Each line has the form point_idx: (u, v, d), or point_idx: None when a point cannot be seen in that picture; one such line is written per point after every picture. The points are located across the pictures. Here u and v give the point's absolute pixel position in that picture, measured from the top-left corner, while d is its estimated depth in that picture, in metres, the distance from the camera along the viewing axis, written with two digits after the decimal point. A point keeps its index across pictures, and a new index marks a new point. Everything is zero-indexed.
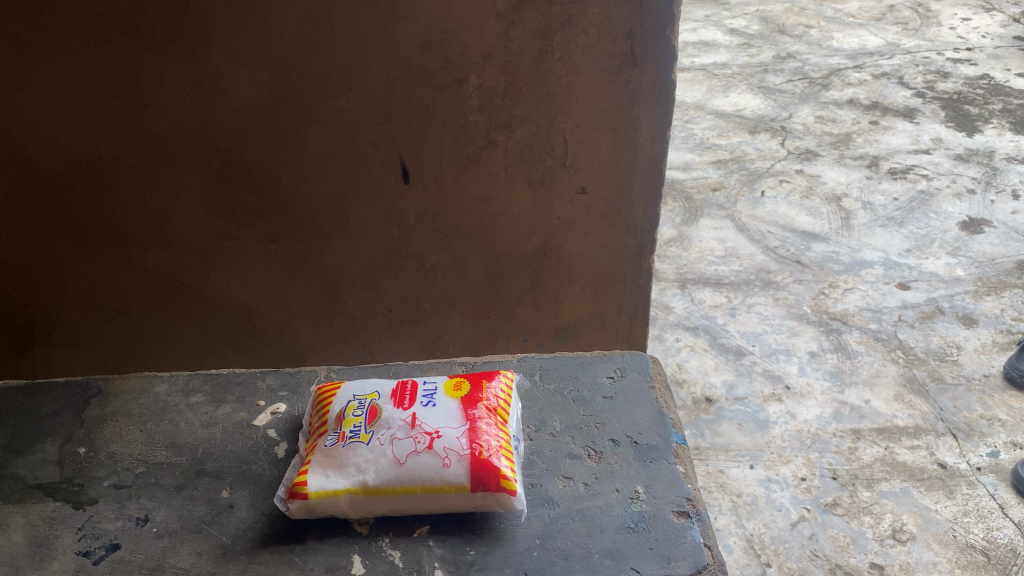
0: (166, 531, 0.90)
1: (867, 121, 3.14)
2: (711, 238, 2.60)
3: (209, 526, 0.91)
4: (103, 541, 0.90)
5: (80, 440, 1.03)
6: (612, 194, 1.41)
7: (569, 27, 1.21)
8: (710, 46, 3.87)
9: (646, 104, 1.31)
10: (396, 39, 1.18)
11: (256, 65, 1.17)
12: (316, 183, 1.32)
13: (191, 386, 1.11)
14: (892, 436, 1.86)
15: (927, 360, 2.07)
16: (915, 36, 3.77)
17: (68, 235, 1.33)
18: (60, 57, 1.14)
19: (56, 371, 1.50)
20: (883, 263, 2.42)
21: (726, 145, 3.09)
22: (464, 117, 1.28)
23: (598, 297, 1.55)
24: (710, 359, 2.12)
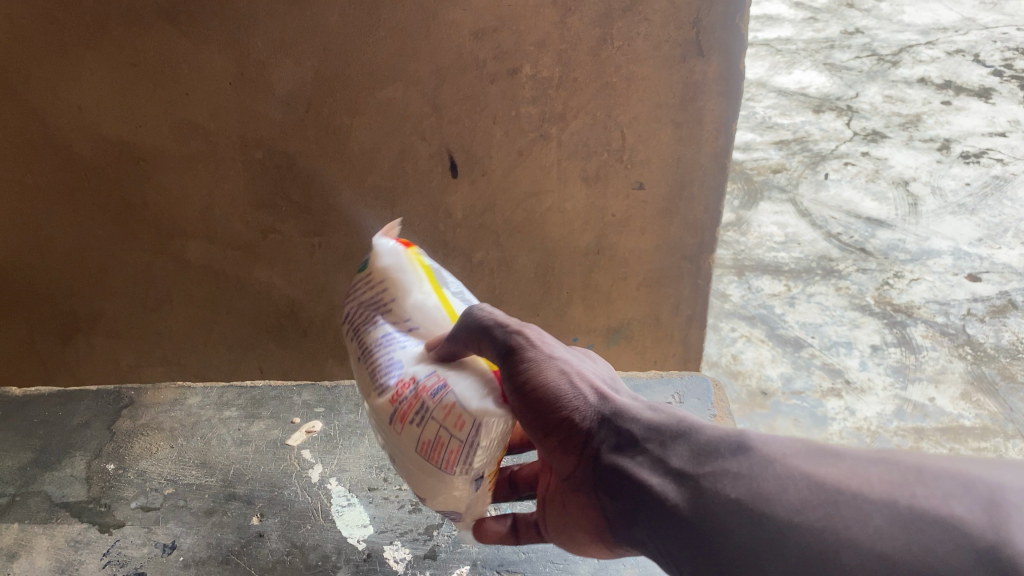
0: (193, 561, 0.92)
1: (938, 102, 2.97)
2: (771, 223, 2.48)
3: (238, 557, 0.92)
4: (128, 569, 0.91)
5: (108, 457, 1.08)
6: (672, 191, 1.33)
7: (632, 14, 1.12)
8: (773, 21, 3.72)
9: (712, 96, 1.22)
10: (446, 25, 1.11)
11: (301, 54, 1.12)
12: (361, 177, 1.26)
13: (225, 399, 1.19)
14: (959, 436, 1.75)
15: (997, 357, 1.95)
16: (992, 10, 3.56)
17: (110, 226, 1.31)
18: (100, 45, 1.10)
19: (99, 359, 1.50)
20: (953, 252, 2.28)
21: (789, 124, 2.96)
22: (517, 108, 1.21)
23: (653, 297, 1.48)
24: (768, 351, 2.02)
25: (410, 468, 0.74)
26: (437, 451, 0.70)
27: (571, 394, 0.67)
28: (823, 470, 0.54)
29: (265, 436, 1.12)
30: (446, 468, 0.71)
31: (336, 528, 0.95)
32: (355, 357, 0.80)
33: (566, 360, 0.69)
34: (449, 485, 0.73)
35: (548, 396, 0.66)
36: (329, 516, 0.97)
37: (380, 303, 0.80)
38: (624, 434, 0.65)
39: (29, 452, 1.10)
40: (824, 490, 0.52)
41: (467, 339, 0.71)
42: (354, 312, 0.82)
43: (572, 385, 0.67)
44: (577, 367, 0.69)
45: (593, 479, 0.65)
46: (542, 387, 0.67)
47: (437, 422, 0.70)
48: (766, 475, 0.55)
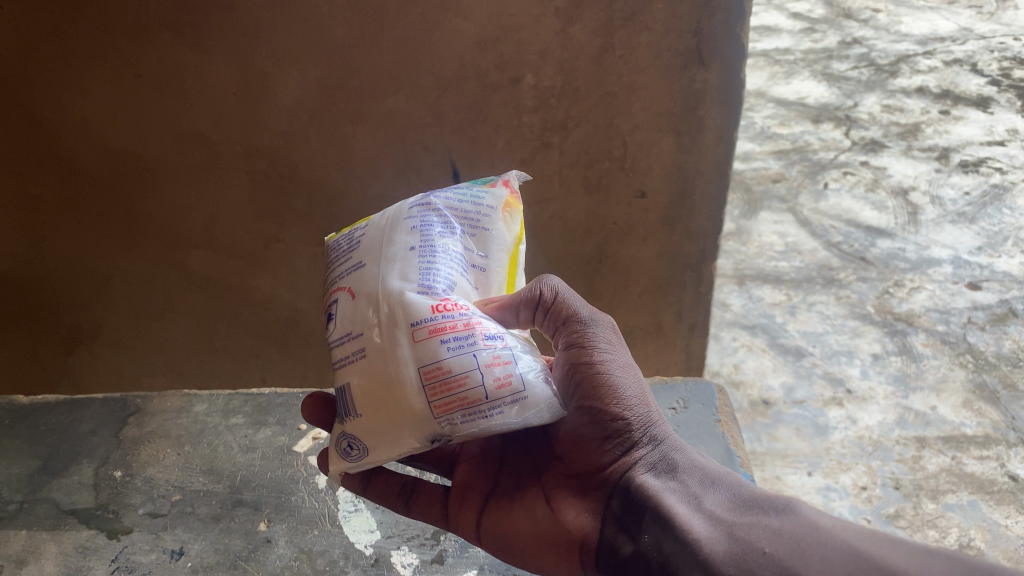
0: (200, 566, 0.98)
1: (937, 111, 2.98)
2: (771, 233, 2.49)
3: (245, 562, 0.99)
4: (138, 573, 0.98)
5: (116, 464, 1.14)
6: (674, 199, 1.33)
7: (632, 24, 1.12)
8: (772, 32, 3.74)
9: (713, 104, 1.22)
10: (447, 35, 1.12)
11: (304, 64, 1.13)
12: (364, 185, 1.27)
13: (232, 406, 1.25)
14: (960, 445, 1.75)
15: (998, 366, 1.96)
16: (990, 20, 3.58)
17: (113, 237, 1.32)
18: (105, 56, 1.10)
19: (102, 369, 1.51)
20: (952, 261, 2.29)
21: (788, 134, 2.97)
22: (519, 117, 1.21)
23: (655, 305, 1.49)
24: (769, 360, 2.02)
25: (376, 368, 0.68)
26: (447, 384, 0.66)
27: (634, 408, 0.77)
28: (870, 544, 0.60)
29: (270, 443, 1.17)
30: (435, 405, 0.66)
31: (344, 534, 1.01)
32: (403, 223, 0.77)
33: (638, 377, 0.79)
34: (402, 426, 0.67)
35: (616, 401, 0.76)
36: (336, 520, 1.03)
37: (472, 217, 0.81)
38: (662, 461, 0.76)
39: (35, 460, 1.16)
40: (864, 562, 0.58)
41: (542, 311, 0.78)
42: (440, 198, 0.81)
43: (638, 402, 0.77)
44: (644, 390, 0.79)
45: (619, 486, 0.75)
46: (615, 390, 0.76)
47: (477, 367, 0.66)
48: (812, 539, 0.62)
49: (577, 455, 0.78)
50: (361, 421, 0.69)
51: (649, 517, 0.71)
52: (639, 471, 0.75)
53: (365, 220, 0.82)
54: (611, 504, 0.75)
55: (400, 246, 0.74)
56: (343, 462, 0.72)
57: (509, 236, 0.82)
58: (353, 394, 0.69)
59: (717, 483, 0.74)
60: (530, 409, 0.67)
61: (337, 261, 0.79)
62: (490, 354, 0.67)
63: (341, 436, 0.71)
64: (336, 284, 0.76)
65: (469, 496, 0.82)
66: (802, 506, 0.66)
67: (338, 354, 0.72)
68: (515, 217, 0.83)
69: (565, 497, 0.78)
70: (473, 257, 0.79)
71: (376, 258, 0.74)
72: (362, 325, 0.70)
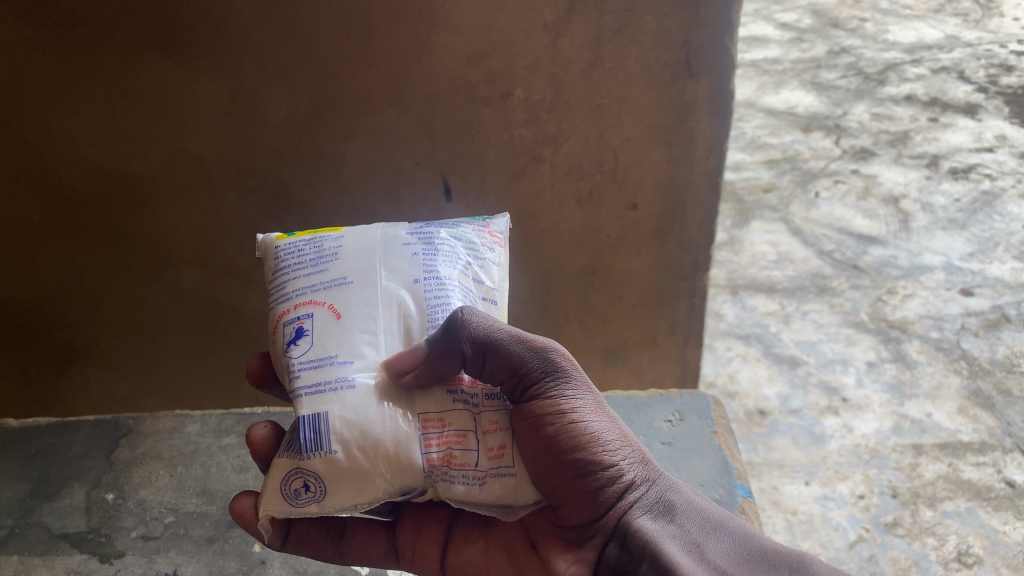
0: None
1: (926, 118, 3.00)
2: (763, 242, 2.50)
3: None
4: None
5: (108, 487, 1.14)
6: (666, 210, 1.33)
7: (621, 36, 1.13)
8: (760, 42, 3.76)
9: (703, 116, 1.22)
10: (436, 51, 1.12)
11: (293, 81, 1.13)
12: (355, 204, 1.27)
13: (224, 426, 1.26)
14: (956, 452, 1.75)
15: (992, 371, 1.96)
16: (975, 28, 3.61)
17: (104, 258, 1.31)
18: (92, 77, 1.10)
19: (93, 392, 1.50)
20: (944, 267, 2.30)
21: (778, 144, 2.98)
22: (509, 132, 1.21)
23: (649, 317, 1.49)
24: (764, 369, 2.02)
25: (361, 412, 0.73)
26: (445, 440, 0.75)
27: (616, 453, 0.79)
28: None
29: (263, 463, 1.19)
30: (431, 457, 0.74)
31: None
32: (403, 250, 0.84)
33: (610, 417, 0.80)
34: (383, 474, 0.73)
35: (599, 450, 0.78)
36: None
37: (473, 251, 0.89)
38: (656, 503, 0.80)
39: (27, 484, 1.15)
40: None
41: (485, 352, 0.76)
42: (437, 229, 0.88)
43: (619, 444, 0.79)
44: (622, 429, 0.81)
45: (615, 534, 0.79)
46: (595, 439, 0.78)
47: (476, 430, 0.77)
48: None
49: (568, 507, 0.80)
50: (334, 463, 0.72)
51: (650, 566, 0.76)
52: (636, 516, 0.78)
53: (336, 232, 0.86)
54: (607, 551, 0.79)
55: (404, 276, 0.82)
56: (286, 503, 0.74)
57: (503, 270, 0.91)
58: (329, 431, 0.72)
59: (717, 527, 0.78)
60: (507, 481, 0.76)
61: (303, 267, 0.82)
62: (488, 420, 0.78)
63: (294, 473, 0.73)
64: (307, 297, 0.80)
65: (429, 526, 0.87)
66: (816, 567, 0.72)
67: (306, 380, 0.75)
68: (503, 256, 0.92)
69: (555, 548, 0.82)
70: (479, 288, 0.86)
71: (367, 282, 0.80)
72: (352, 353, 0.76)
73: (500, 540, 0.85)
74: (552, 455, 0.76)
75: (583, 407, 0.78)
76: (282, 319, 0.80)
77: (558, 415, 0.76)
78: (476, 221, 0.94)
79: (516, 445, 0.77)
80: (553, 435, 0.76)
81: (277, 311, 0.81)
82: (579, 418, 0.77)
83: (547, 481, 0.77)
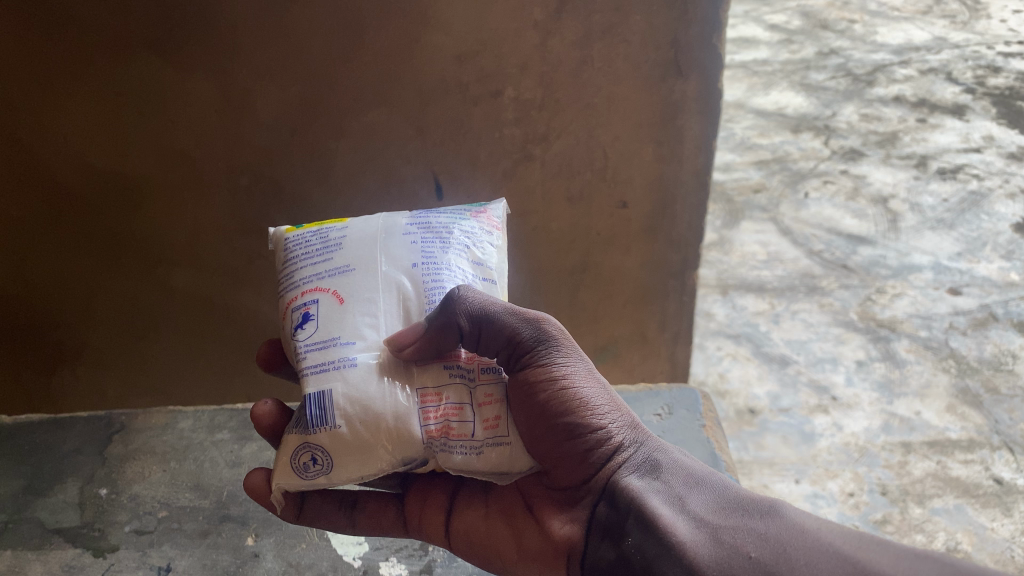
0: None
1: (914, 119, 3.02)
2: (753, 242, 2.51)
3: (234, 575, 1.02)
4: None
5: (101, 482, 1.17)
6: (656, 208, 1.34)
7: (611, 35, 1.14)
8: (750, 43, 3.78)
9: (692, 114, 1.23)
10: (427, 50, 1.13)
11: (284, 79, 1.13)
12: (345, 202, 1.27)
13: (217, 422, 1.28)
14: (945, 449, 1.77)
15: (980, 370, 1.98)
16: (964, 30, 3.64)
17: (95, 256, 1.31)
18: (83, 75, 1.10)
19: (83, 392, 1.51)
20: (933, 267, 2.32)
21: (768, 144, 3.00)
22: (500, 130, 1.22)
23: (640, 315, 1.50)
24: (754, 368, 2.03)
25: (363, 388, 0.76)
26: (443, 413, 0.77)
27: (605, 417, 0.80)
28: (853, 548, 0.65)
29: (256, 458, 1.21)
30: (429, 429, 0.76)
31: (332, 547, 1.05)
32: (402, 238, 0.86)
33: (601, 384, 0.82)
34: (385, 446, 0.75)
35: (588, 415, 0.79)
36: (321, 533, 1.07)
37: (471, 236, 0.90)
38: (644, 463, 0.81)
39: (21, 480, 1.17)
40: (849, 566, 0.64)
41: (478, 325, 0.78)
42: (435, 216, 0.90)
43: (608, 409, 0.81)
44: (612, 395, 0.83)
45: (604, 493, 0.80)
46: (585, 404, 0.79)
47: (472, 403, 0.79)
48: (796, 544, 0.67)
49: (559, 468, 0.82)
50: (338, 436, 0.75)
51: (633, 520, 0.76)
52: (623, 476, 0.79)
53: (341, 223, 0.89)
54: (597, 510, 0.80)
55: (403, 262, 0.84)
56: (295, 476, 0.77)
57: (501, 254, 0.92)
58: (333, 407, 0.75)
59: (700, 482, 0.78)
60: (506, 451, 0.78)
61: (310, 257, 0.85)
62: (484, 393, 0.80)
63: (302, 448, 0.76)
64: (311, 285, 0.82)
65: (433, 494, 0.88)
66: (787, 509, 0.71)
67: (311, 360, 0.78)
68: (501, 240, 0.93)
69: (548, 509, 0.83)
70: (479, 271, 0.87)
71: (368, 269, 0.83)
72: (354, 334, 0.79)
73: (500, 505, 0.86)
74: (543, 421, 0.79)
75: (575, 373, 0.80)
76: (291, 306, 0.83)
77: (550, 382, 0.77)
78: (473, 208, 0.95)
79: (511, 413, 0.80)
80: (545, 402, 0.78)
81: (285, 299, 0.84)
82: (571, 384, 0.79)
83: (538, 445, 0.80)
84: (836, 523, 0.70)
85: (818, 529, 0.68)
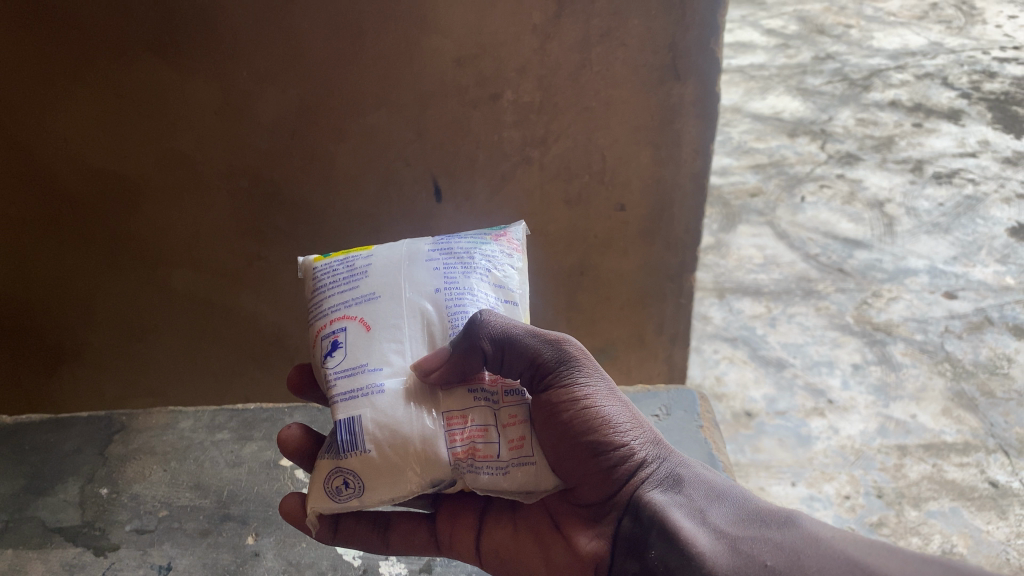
0: None
1: (910, 124, 3.03)
2: (750, 246, 2.52)
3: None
4: None
5: (101, 482, 1.17)
6: (654, 210, 1.35)
7: (609, 40, 1.15)
8: (747, 48, 3.80)
9: (690, 118, 1.24)
10: (427, 53, 1.13)
11: (284, 82, 1.14)
12: (345, 204, 1.28)
13: (217, 422, 1.29)
14: (941, 452, 1.78)
15: (976, 373, 1.99)
16: (959, 35, 3.65)
17: (95, 259, 1.32)
18: (84, 77, 1.11)
19: (83, 394, 1.51)
20: (929, 271, 2.33)
21: (764, 149, 3.01)
22: (499, 133, 1.23)
23: (638, 317, 1.51)
24: (750, 372, 2.04)
25: (391, 412, 0.77)
26: (468, 435, 0.78)
27: (628, 434, 0.81)
28: (866, 553, 0.65)
29: (256, 458, 1.22)
30: (456, 451, 0.77)
31: (332, 546, 1.06)
32: (425, 264, 0.87)
33: (622, 402, 0.83)
34: (414, 469, 0.76)
35: (611, 432, 0.80)
36: None
37: (492, 259, 0.90)
38: (667, 477, 0.81)
39: (21, 480, 1.18)
40: (858, 569, 0.63)
41: (500, 346, 0.79)
42: (457, 241, 0.91)
43: (630, 426, 0.82)
44: (634, 413, 0.83)
45: (628, 508, 0.80)
46: (608, 422, 0.80)
47: (496, 424, 0.80)
48: (809, 552, 0.67)
49: (584, 486, 0.82)
50: (368, 460, 0.76)
51: (656, 533, 0.76)
52: (647, 490, 0.79)
53: (366, 251, 0.90)
54: (622, 525, 0.80)
55: (425, 288, 0.85)
56: (328, 500, 0.77)
57: (523, 275, 0.92)
58: (363, 432, 0.76)
59: (720, 495, 0.78)
60: (533, 471, 0.79)
61: (336, 286, 0.87)
62: (508, 415, 0.81)
63: (334, 472, 0.77)
64: (338, 313, 0.84)
65: (463, 514, 0.89)
66: (802, 519, 0.71)
67: (340, 387, 0.79)
68: (523, 261, 0.93)
69: (575, 526, 0.84)
70: (501, 294, 0.88)
71: (392, 296, 0.84)
72: (381, 361, 0.80)
73: (529, 523, 0.87)
74: (567, 440, 0.79)
75: (596, 392, 0.80)
76: (320, 334, 0.84)
77: (572, 401, 0.78)
78: (494, 230, 0.95)
79: (535, 433, 0.80)
80: (568, 421, 0.78)
81: (315, 328, 0.85)
82: (594, 403, 0.79)
83: (563, 464, 0.80)
84: (850, 533, 0.70)
85: (831, 537, 0.68)
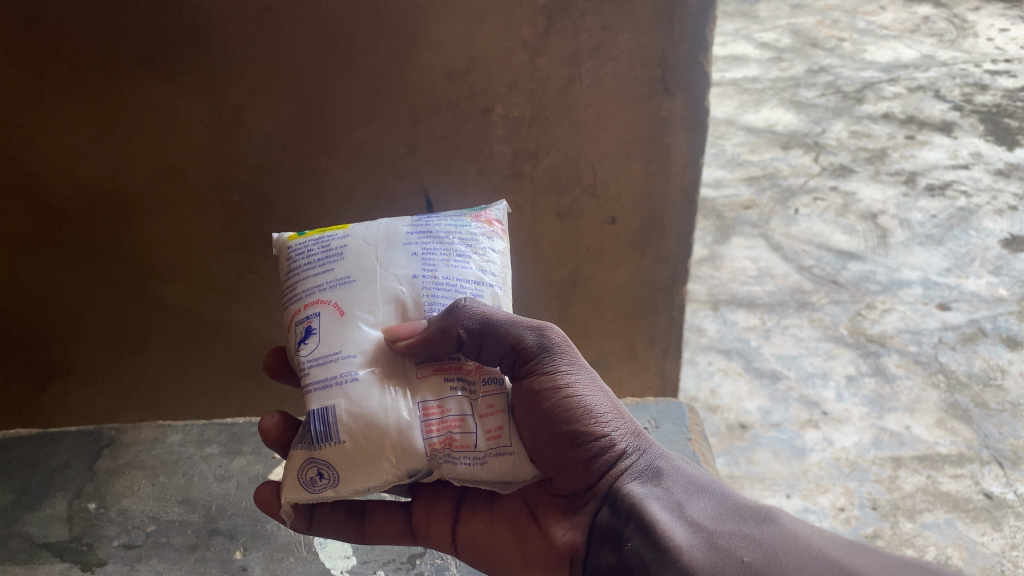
0: None
1: (903, 136, 3.05)
2: (744, 258, 2.53)
3: None
4: None
5: (90, 496, 1.17)
6: (645, 223, 1.36)
7: (599, 55, 1.15)
8: (740, 61, 3.82)
9: (680, 131, 1.25)
10: (417, 68, 1.14)
11: (275, 97, 1.14)
12: (337, 217, 1.28)
13: (207, 436, 1.29)
14: (935, 464, 1.78)
15: (970, 385, 1.99)
16: (952, 48, 3.68)
17: (86, 271, 1.32)
18: (77, 91, 1.11)
19: (74, 407, 1.51)
20: (922, 282, 2.34)
21: (758, 161, 3.02)
22: (490, 147, 1.23)
23: (630, 329, 1.51)
24: (744, 384, 2.04)
25: (364, 403, 0.77)
26: (445, 425, 0.78)
27: (609, 425, 0.82)
28: (845, 555, 0.67)
29: (245, 472, 1.22)
30: (432, 442, 0.77)
31: (320, 560, 1.06)
32: (403, 247, 0.87)
33: (604, 391, 0.83)
34: (389, 459, 0.76)
35: (592, 422, 0.81)
36: (311, 547, 1.07)
37: (473, 241, 0.90)
38: (646, 469, 0.82)
39: (10, 495, 1.18)
40: (839, 570, 0.65)
41: (479, 335, 0.79)
42: (436, 222, 0.91)
43: (611, 417, 0.82)
44: (616, 403, 0.84)
45: (607, 498, 0.81)
46: (589, 411, 0.81)
47: (473, 414, 0.79)
48: (788, 548, 0.69)
49: (561, 477, 0.83)
50: (342, 450, 0.76)
51: (633, 525, 0.77)
52: (625, 482, 0.81)
53: (342, 231, 0.90)
54: (599, 516, 0.82)
55: (403, 273, 0.85)
56: (302, 491, 0.77)
57: (504, 257, 0.92)
58: (337, 423, 0.76)
59: (700, 489, 0.79)
60: (512, 460, 0.79)
61: (312, 268, 0.86)
62: (485, 404, 0.80)
63: (307, 463, 0.77)
64: (313, 297, 0.84)
65: (439, 503, 0.89)
66: (782, 516, 0.73)
67: (314, 376, 0.79)
68: (504, 242, 0.93)
69: (553, 517, 0.85)
70: (481, 276, 0.88)
71: (368, 280, 0.84)
72: (355, 347, 0.80)
73: (505, 513, 0.88)
74: (547, 428, 0.80)
75: (578, 381, 0.81)
76: (295, 320, 0.84)
77: (554, 390, 0.79)
78: (473, 210, 0.95)
79: (513, 423, 0.80)
80: (550, 409, 0.79)
81: (291, 312, 0.86)
82: (575, 392, 0.80)
83: (542, 452, 0.81)
84: (829, 532, 0.71)
85: (809, 537, 0.70)
